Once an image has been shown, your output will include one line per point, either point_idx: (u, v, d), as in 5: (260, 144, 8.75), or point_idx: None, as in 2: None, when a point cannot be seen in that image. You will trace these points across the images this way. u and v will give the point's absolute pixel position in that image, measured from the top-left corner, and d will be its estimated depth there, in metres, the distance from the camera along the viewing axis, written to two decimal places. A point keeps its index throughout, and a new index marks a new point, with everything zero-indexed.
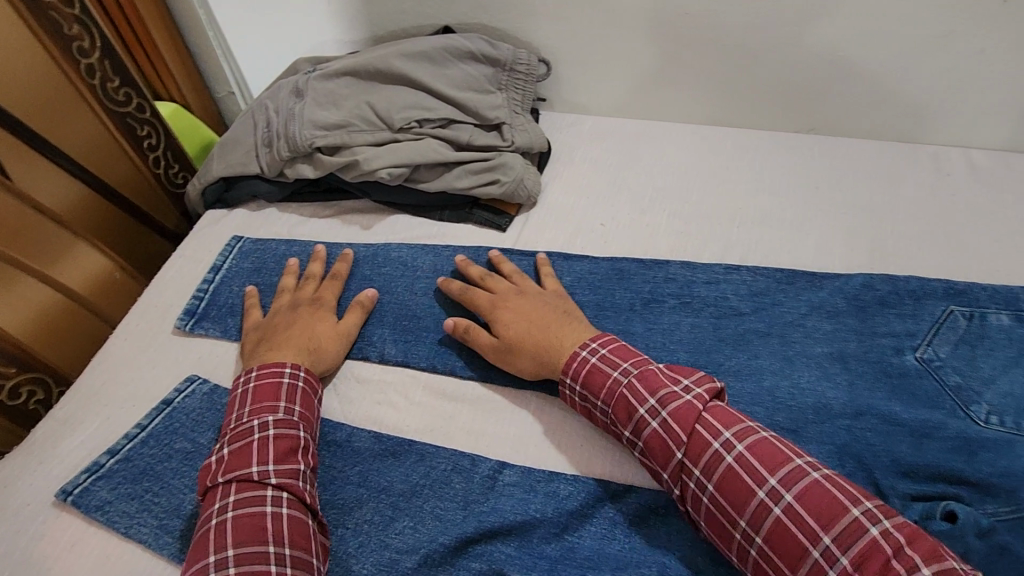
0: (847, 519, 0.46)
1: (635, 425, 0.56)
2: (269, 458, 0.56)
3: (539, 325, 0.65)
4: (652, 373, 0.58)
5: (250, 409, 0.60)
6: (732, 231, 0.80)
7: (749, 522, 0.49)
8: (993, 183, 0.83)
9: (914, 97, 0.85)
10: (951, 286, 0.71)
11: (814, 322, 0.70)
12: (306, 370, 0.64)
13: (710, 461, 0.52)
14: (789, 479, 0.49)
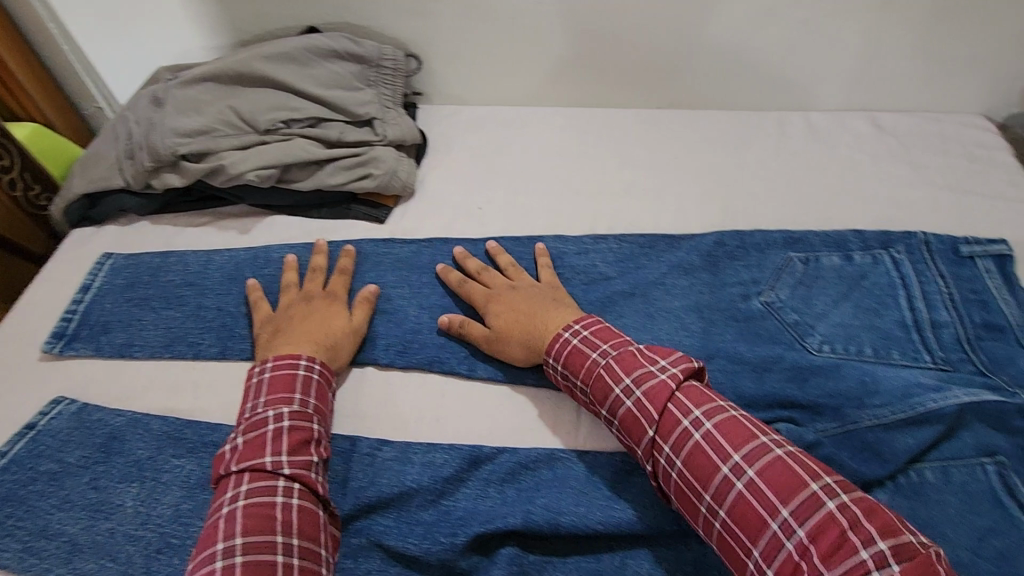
0: (807, 493, 0.47)
1: (611, 403, 0.58)
2: (281, 449, 0.55)
3: (527, 313, 0.67)
4: (628, 354, 0.59)
5: (264, 400, 0.59)
6: (602, 203, 0.85)
7: (714, 497, 0.50)
8: (827, 141, 0.92)
9: (755, 69, 0.93)
10: (790, 235, 0.78)
11: (673, 280, 0.75)
12: (320, 363, 0.64)
13: (678, 439, 0.53)
14: (754, 456, 0.51)
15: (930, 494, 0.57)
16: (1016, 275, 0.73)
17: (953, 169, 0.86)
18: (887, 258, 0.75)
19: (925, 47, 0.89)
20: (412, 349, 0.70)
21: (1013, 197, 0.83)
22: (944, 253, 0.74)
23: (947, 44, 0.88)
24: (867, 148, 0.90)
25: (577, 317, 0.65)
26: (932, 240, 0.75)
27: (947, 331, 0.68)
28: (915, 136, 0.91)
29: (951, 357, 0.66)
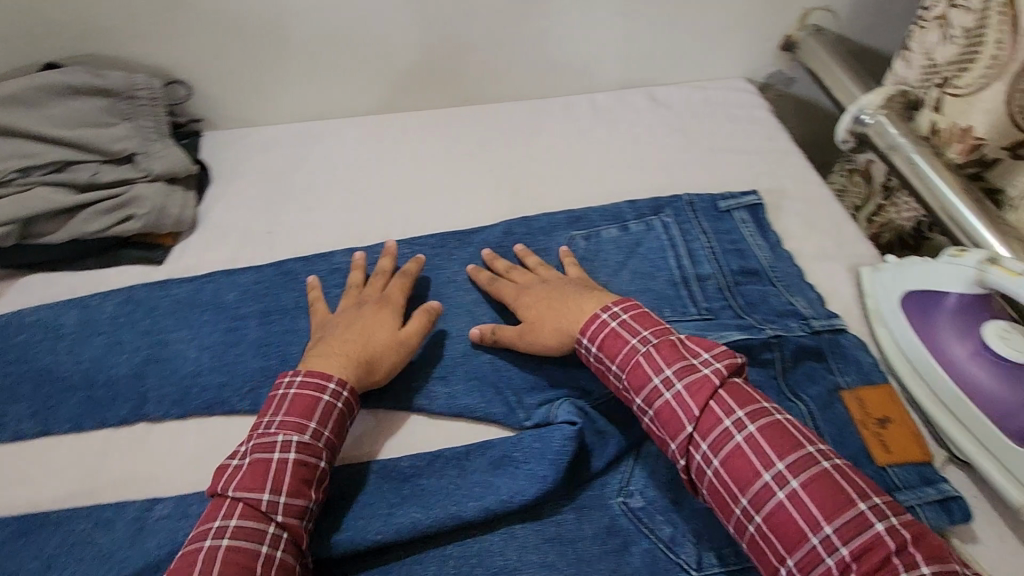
0: (853, 511, 0.47)
1: (648, 394, 0.56)
2: (282, 488, 0.52)
3: (556, 301, 0.66)
4: (669, 344, 0.58)
5: (281, 419, 0.56)
6: (396, 208, 0.85)
7: (751, 501, 0.50)
8: (610, 119, 0.96)
9: (532, 59, 0.96)
10: (573, 215, 0.82)
11: (465, 275, 0.76)
12: (349, 388, 0.60)
13: (720, 437, 0.53)
14: (800, 466, 0.50)
15: None
16: (767, 220, 0.80)
17: (718, 132, 0.93)
18: (658, 222, 0.80)
19: (677, 22, 0.95)
20: (188, 397, 0.67)
21: (767, 149, 0.91)
22: (706, 209, 0.81)
23: (695, 17, 0.95)
24: (645, 121, 0.96)
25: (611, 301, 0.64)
26: (696, 200, 0.82)
27: (711, 282, 0.74)
28: (687, 106, 0.98)
29: (714, 306, 0.71)
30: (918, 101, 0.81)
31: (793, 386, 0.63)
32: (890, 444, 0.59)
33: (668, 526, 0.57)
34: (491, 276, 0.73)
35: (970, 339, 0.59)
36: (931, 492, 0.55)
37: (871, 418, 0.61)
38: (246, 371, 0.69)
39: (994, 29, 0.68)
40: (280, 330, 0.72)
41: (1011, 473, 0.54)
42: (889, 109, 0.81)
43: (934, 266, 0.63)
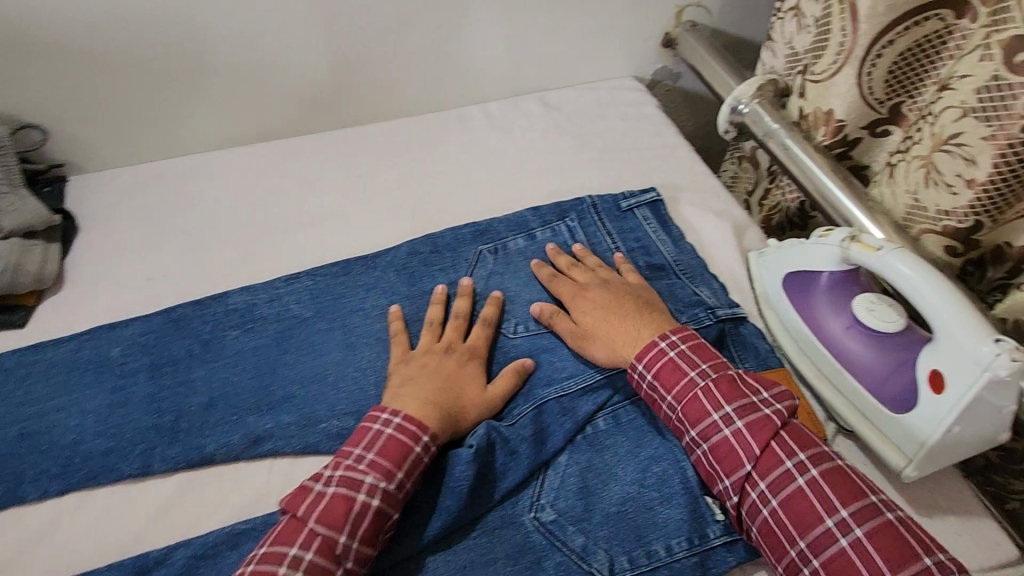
0: (918, 566, 0.48)
1: (704, 427, 0.57)
2: (358, 534, 0.52)
3: (618, 311, 0.66)
4: (729, 380, 0.59)
5: (371, 457, 0.55)
6: (289, 238, 0.81)
7: (809, 544, 0.51)
8: (505, 126, 0.96)
9: (419, 74, 0.95)
10: (477, 227, 0.79)
11: (372, 302, 0.73)
12: (438, 443, 0.58)
13: (781, 478, 0.54)
14: (863, 515, 0.51)
15: (606, 438, 0.62)
16: (669, 215, 0.80)
17: (610, 131, 0.95)
18: (564, 227, 0.79)
19: (558, 28, 0.96)
20: (68, 469, 0.62)
21: (660, 144, 0.93)
22: (609, 210, 0.80)
23: (578, 20, 0.96)
24: (539, 125, 0.96)
25: (675, 327, 0.64)
26: (599, 201, 0.81)
27: None
28: (579, 108, 0.99)
29: None
30: (786, 88, 0.86)
31: None
32: None
33: (580, 536, 0.56)
34: (553, 273, 0.72)
35: (844, 314, 0.61)
36: None
37: None
38: (133, 433, 0.63)
39: (837, 17, 0.70)
40: (173, 383, 0.67)
41: (889, 440, 0.56)
42: (762, 97, 0.85)
43: (804, 248, 0.65)
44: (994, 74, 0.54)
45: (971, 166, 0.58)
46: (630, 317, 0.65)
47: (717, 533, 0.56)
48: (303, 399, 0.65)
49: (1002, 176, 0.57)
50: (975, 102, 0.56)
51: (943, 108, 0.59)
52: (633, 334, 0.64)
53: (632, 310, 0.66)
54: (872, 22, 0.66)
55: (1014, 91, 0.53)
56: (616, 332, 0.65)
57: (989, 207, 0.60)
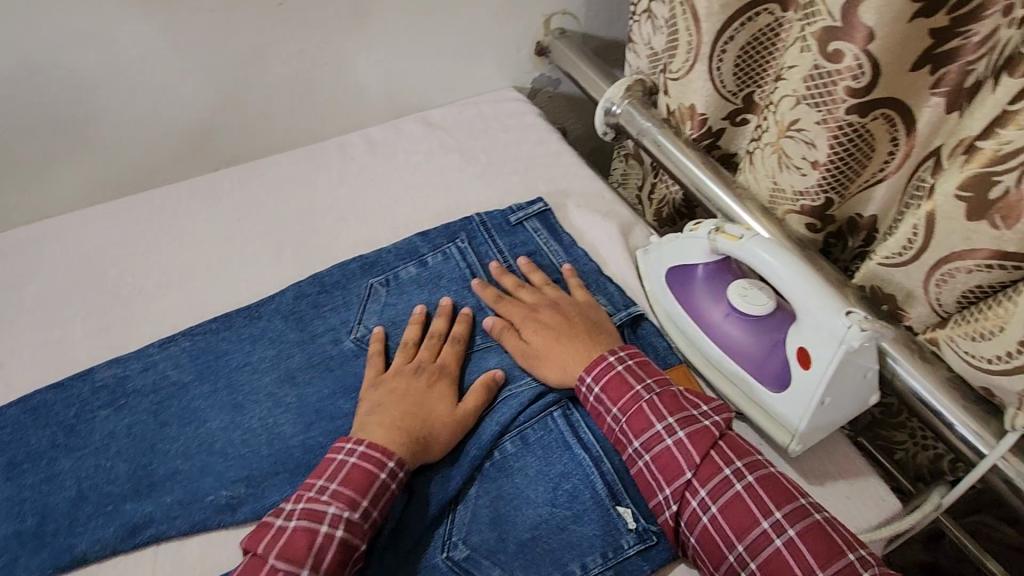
0: (843, 562, 0.50)
1: (648, 438, 0.58)
2: (322, 567, 0.51)
3: (563, 333, 0.66)
4: (672, 393, 0.61)
5: (335, 487, 0.55)
6: (162, 297, 0.76)
7: (747, 547, 0.53)
8: (387, 151, 0.94)
9: (288, 107, 0.91)
10: (365, 260, 0.76)
11: (259, 355, 0.68)
12: (406, 470, 0.58)
13: (720, 484, 0.55)
14: (796, 516, 0.53)
15: (515, 460, 0.61)
16: (558, 223, 0.80)
17: (494, 145, 0.95)
18: (454, 249, 0.77)
19: (427, 48, 0.95)
20: None
21: (543, 153, 0.94)
22: (499, 225, 0.79)
23: (446, 36, 0.94)
24: (422, 145, 0.94)
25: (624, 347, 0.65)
26: (488, 218, 0.80)
27: None
28: (460, 124, 0.98)
29: None
30: (654, 86, 0.89)
31: None
32: None
33: (495, 569, 0.55)
34: (499, 294, 0.71)
35: (723, 300, 0.64)
36: None
37: None
38: None
39: (681, 19, 0.73)
40: (34, 481, 0.60)
41: (775, 420, 0.59)
42: (632, 98, 0.87)
43: (681, 241, 0.67)
44: (815, 63, 0.56)
45: (813, 149, 0.62)
46: (576, 338, 0.66)
47: (631, 543, 0.56)
48: (186, 475, 0.60)
49: (839, 156, 0.60)
50: (806, 91, 0.58)
51: (782, 97, 0.62)
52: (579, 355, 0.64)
53: (579, 330, 0.66)
54: (711, 20, 0.69)
55: (834, 79, 0.55)
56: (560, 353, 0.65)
57: (834, 184, 0.64)
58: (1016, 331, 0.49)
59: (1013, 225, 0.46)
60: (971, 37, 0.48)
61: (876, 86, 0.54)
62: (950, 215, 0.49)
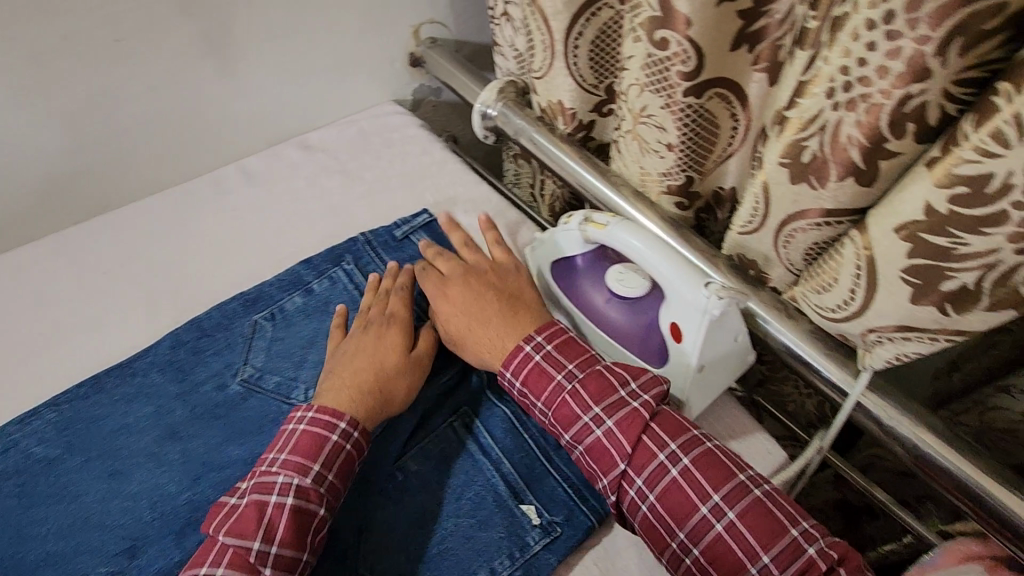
0: (786, 540, 0.49)
1: (577, 430, 0.57)
2: (275, 537, 0.51)
3: (482, 317, 0.63)
4: (595, 377, 0.58)
5: (285, 457, 0.55)
6: (24, 369, 0.70)
7: (689, 534, 0.52)
8: (265, 179, 0.90)
9: (150, 148, 0.86)
10: (246, 297, 0.73)
11: (136, 414, 0.64)
12: (360, 428, 0.58)
13: (655, 472, 0.54)
14: (734, 496, 0.52)
15: (418, 478, 0.60)
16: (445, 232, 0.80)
17: (377, 161, 0.93)
18: (340, 272, 0.75)
19: (294, 70, 0.91)
20: None
21: (428, 164, 0.93)
22: (385, 243, 0.78)
23: (312, 56, 0.92)
24: (302, 170, 0.91)
25: (543, 325, 0.63)
26: (373, 237, 0.79)
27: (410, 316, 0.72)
28: (342, 144, 0.96)
29: None
30: (526, 86, 0.90)
31: (500, 391, 0.66)
32: None
33: None
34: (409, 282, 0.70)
35: (603, 287, 0.65)
36: None
37: None
38: None
39: (533, 20, 0.74)
40: None
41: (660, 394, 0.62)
42: (505, 99, 0.88)
43: (558, 234, 0.68)
44: (648, 52, 0.58)
45: (664, 132, 0.65)
46: (495, 322, 0.63)
47: (537, 538, 0.56)
48: (60, 556, 0.55)
49: (687, 135, 0.64)
50: (646, 78, 0.61)
51: (628, 86, 0.64)
52: (496, 342, 0.62)
53: (498, 312, 0.64)
54: (559, 18, 0.71)
55: (667, 65, 0.57)
56: (480, 339, 0.63)
57: (690, 162, 0.67)
58: (846, 283, 0.49)
59: (827, 184, 0.47)
60: (775, 15, 0.52)
61: (704, 68, 0.56)
62: (778, 179, 0.51)
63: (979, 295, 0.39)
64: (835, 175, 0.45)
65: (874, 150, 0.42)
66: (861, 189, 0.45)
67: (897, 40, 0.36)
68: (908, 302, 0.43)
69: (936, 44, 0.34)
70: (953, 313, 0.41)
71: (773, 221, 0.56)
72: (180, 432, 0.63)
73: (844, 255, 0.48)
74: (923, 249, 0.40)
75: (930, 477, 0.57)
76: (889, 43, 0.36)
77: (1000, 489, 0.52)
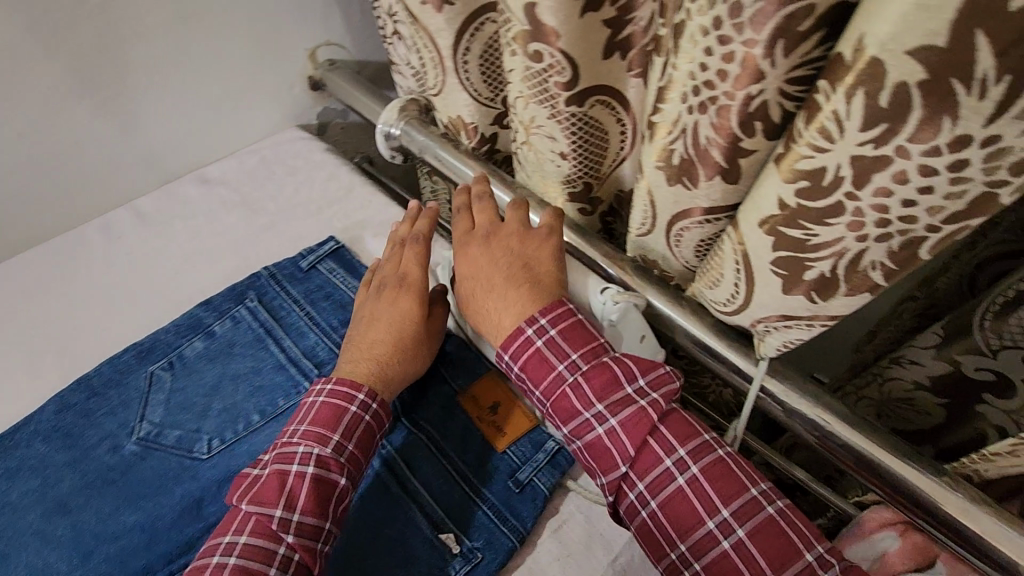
0: (799, 563, 0.48)
1: (576, 426, 0.55)
2: (296, 505, 0.52)
3: (485, 283, 0.61)
4: (601, 368, 0.55)
5: (305, 428, 0.56)
6: None
7: (691, 545, 0.51)
8: (160, 219, 0.85)
9: (27, 198, 0.80)
10: (139, 347, 0.68)
11: (20, 489, 0.59)
12: (379, 399, 0.58)
13: (660, 479, 0.52)
14: (745, 514, 0.50)
15: None
16: (354, 259, 0.77)
17: (282, 191, 0.90)
18: (243, 311, 0.72)
19: (183, 103, 0.87)
20: None
21: (336, 188, 0.91)
22: (291, 274, 0.75)
23: (200, 88, 0.88)
24: (201, 207, 0.87)
25: (546, 304, 0.58)
26: (278, 269, 0.75)
27: (320, 349, 0.70)
28: (243, 175, 0.92)
29: (327, 368, 0.68)
30: (428, 103, 0.89)
31: (416, 417, 0.64)
32: (503, 425, 0.63)
33: None
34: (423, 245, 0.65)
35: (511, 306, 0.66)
36: (541, 457, 0.60)
37: (484, 409, 0.64)
38: None
39: (420, 38, 0.74)
40: None
41: None
42: (407, 117, 0.87)
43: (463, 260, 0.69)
44: (526, 65, 0.58)
45: (555, 141, 0.65)
46: (495, 292, 0.60)
47: (459, 568, 0.54)
48: None
49: (577, 142, 0.64)
50: (529, 90, 0.61)
51: (514, 99, 0.64)
52: (495, 314, 0.60)
53: (501, 283, 0.60)
54: (443, 35, 0.70)
55: (546, 77, 0.58)
56: (483, 308, 0.61)
57: (586, 168, 0.68)
58: (730, 277, 0.50)
59: (698, 184, 0.48)
60: (638, 23, 0.53)
61: (581, 76, 0.57)
62: (656, 182, 0.51)
63: (838, 282, 0.40)
64: (703, 174, 0.47)
65: (730, 149, 0.43)
66: (728, 186, 0.47)
67: (728, 45, 0.37)
68: (780, 292, 0.45)
69: (763, 46, 0.35)
70: (818, 300, 0.43)
71: (662, 221, 0.57)
72: (69, 502, 0.59)
73: (725, 251, 0.49)
74: (782, 241, 0.41)
75: (831, 453, 0.58)
76: (722, 48, 0.37)
77: (892, 460, 0.55)
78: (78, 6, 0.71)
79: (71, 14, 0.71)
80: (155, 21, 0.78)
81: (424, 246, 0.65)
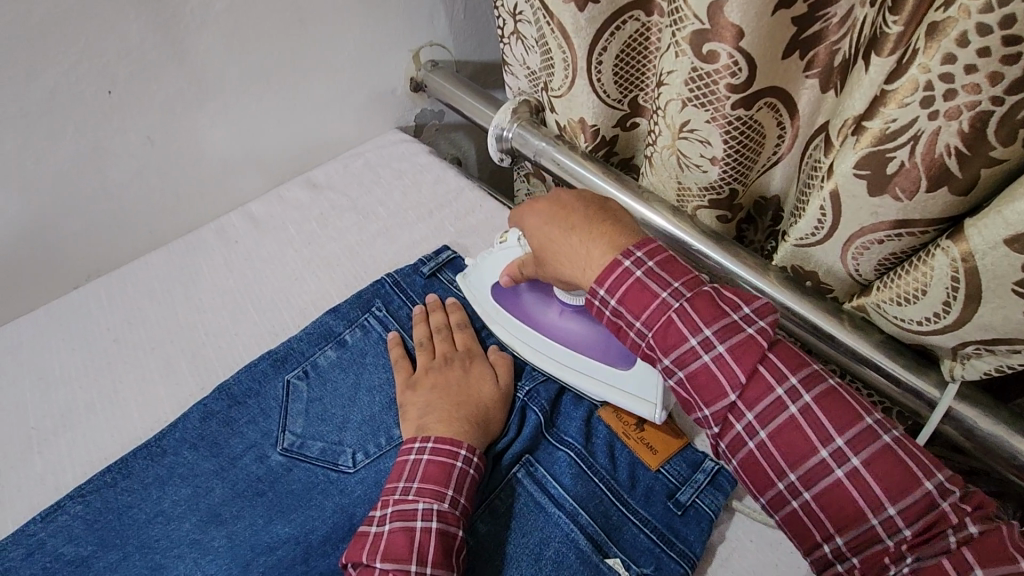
0: (918, 492, 0.43)
1: (682, 355, 0.50)
2: (427, 558, 0.49)
3: (565, 223, 0.58)
4: (706, 298, 0.51)
5: (415, 486, 0.54)
6: (37, 459, 0.65)
7: (800, 477, 0.46)
8: (272, 228, 0.84)
9: (149, 208, 0.80)
10: (273, 355, 0.67)
11: (172, 497, 0.59)
12: (478, 455, 0.57)
13: (772, 408, 0.48)
14: (862, 442, 0.45)
15: (491, 538, 0.56)
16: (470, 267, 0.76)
17: (391, 194, 0.89)
18: (372, 320, 0.71)
19: (295, 108, 0.86)
20: None
21: (442, 194, 0.89)
22: (413, 283, 0.74)
23: (312, 92, 0.86)
24: (312, 211, 0.86)
25: (640, 240, 0.55)
26: (399, 276, 0.74)
27: None
28: (348, 180, 0.91)
29: None
30: (540, 104, 0.85)
31: (561, 432, 0.62)
32: (653, 443, 0.62)
33: None
34: (463, 317, 0.70)
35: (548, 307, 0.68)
36: (700, 478, 0.59)
37: (629, 425, 0.63)
38: None
39: (551, 36, 0.70)
40: None
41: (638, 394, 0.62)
42: (521, 120, 0.84)
43: (489, 257, 0.71)
44: (693, 66, 0.55)
45: (709, 146, 0.60)
46: (577, 229, 0.58)
47: None
48: None
49: (734, 148, 0.60)
50: (690, 92, 0.57)
51: (668, 101, 0.60)
52: (581, 251, 0.57)
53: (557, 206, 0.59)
54: (581, 35, 0.67)
55: (716, 79, 0.54)
56: (570, 248, 0.58)
57: (735, 174, 0.62)
58: (937, 295, 0.47)
59: (914, 196, 0.44)
60: (831, 19, 0.50)
61: (755, 79, 0.53)
62: (852, 193, 0.47)
63: None
64: (925, 186, 0.43)
65: (972, 156, 0.40)
66: (954, 199, 0.43)
67: (1015, 46, 0.35)
68: (1019, 315, 0.42)
69: None
70: None
71: (842, 235, 0.52)
72: (223, 511, 0.58)
73: (933, 269, 0.46)
74: None
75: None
76: (1007, 48, 0.35)
77: None
78: (208, 10, 0.70)
79: (201, 19, 0.70)
80: (278, 22, 0.77)
81: (471, 332, 0.69)
